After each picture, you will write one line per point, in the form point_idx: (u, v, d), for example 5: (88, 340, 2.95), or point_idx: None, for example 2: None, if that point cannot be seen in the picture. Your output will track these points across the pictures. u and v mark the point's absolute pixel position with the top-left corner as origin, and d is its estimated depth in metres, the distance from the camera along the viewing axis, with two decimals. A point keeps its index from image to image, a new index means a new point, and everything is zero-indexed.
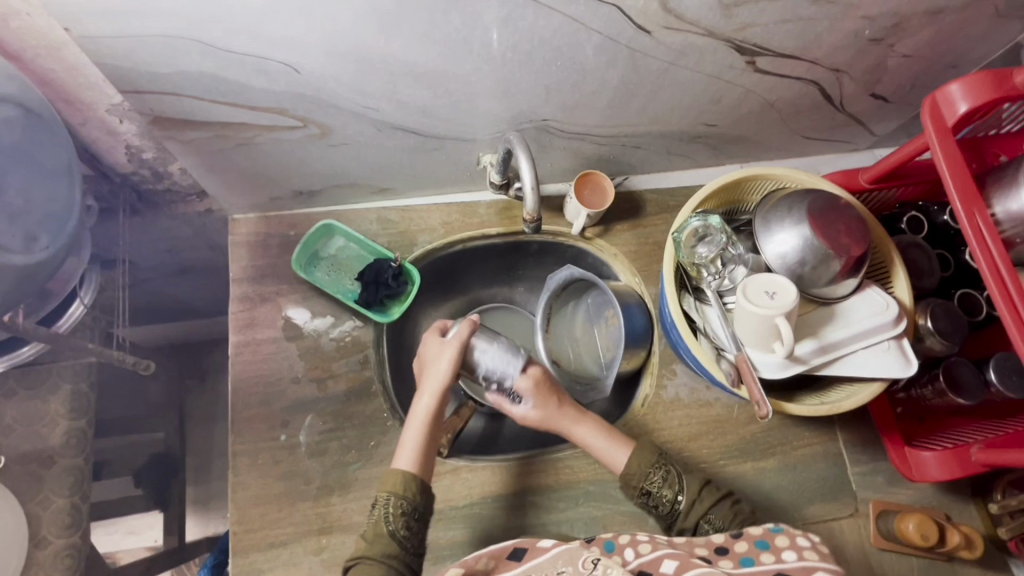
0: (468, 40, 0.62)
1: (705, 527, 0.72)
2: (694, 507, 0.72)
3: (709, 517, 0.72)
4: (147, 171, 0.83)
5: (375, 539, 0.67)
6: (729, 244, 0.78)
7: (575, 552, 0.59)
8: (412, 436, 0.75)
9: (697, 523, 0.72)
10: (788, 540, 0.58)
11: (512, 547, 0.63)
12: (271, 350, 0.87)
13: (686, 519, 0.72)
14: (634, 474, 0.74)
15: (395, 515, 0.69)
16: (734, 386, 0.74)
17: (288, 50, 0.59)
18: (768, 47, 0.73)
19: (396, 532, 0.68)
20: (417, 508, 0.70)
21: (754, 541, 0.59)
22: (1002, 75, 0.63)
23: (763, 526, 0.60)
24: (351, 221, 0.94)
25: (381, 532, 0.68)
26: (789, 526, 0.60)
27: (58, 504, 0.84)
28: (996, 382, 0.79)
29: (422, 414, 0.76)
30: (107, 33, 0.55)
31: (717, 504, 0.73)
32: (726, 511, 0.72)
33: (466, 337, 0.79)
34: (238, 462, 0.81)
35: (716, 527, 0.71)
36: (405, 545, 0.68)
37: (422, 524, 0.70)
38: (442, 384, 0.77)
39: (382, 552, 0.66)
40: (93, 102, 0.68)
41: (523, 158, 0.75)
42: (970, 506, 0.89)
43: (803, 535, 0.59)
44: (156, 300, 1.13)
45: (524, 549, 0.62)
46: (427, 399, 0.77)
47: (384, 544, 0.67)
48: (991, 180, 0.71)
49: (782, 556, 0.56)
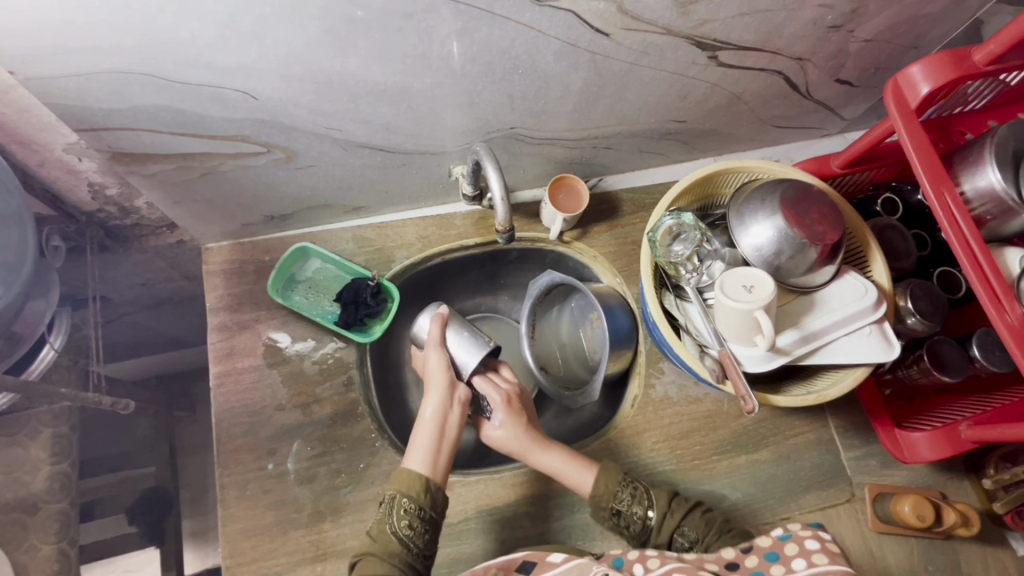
0: (425, 54, 0.62)
1: (680, 541, 0.72)
2: (664, 523, 0.72)
3: (682, 531, 0.72)
4: (113, 208, 0.82)
5: (378, 536, 0.67)
6: (704, 239, 0.77)
7: (585, 565, 0.59)
8: (423, 436, 0.74)
9: (670, 537, 0.72)
10: (797, 546, 0.57)
11: (521, 560, 0.63)
12: (253, 378, 0.85)
13: (660, 535, 0.72)
14: (603, 495, 0.74)
15: (400, 513, 0.68)
16: (719, 382, 0.73)
17: (244, 77, 0.59)
18: (728, 41, 0.73)
19: (399, 531, 0.67)
20: (423, 507, 0.69)
21: (764, 554, 0.58)
22: (961, 54, 0.64)
23: (772, 535, 0.59)
24: (327, 242, 0.93)
25: (384, 530, 0.67)
26: (797, 528, 0.59)
27: (46, 551, 0.83)
28: (980, 357, 0.80)
29: (431, 415, 0.75)
30: (52, 73, 0.54)
31: (688, 514, 0.73)
32: (699, 521, 0.73)
33: (439, 336, 0.80)
34: (226, 496, 0.80)
35: (691, 540, 0.71)
36: (409, 546, 0.67)
37: (430, 526, 0.69)
38: (444, 381, 0.78)
39: (384, 550, 0.66)
40: (49, 143, 0.66)
41: (490, 168, 0.74)
42: (965, 482, 0.90)
43: (814, 535, 0.58)
44: (131, 334, 1.11)
45: (534, 561, 0.63)
46: (433, 400, 0.76)
47: (386, 542, 0.66)
48: (958, 159, 0.71)
49: (793, 566, 0.55)
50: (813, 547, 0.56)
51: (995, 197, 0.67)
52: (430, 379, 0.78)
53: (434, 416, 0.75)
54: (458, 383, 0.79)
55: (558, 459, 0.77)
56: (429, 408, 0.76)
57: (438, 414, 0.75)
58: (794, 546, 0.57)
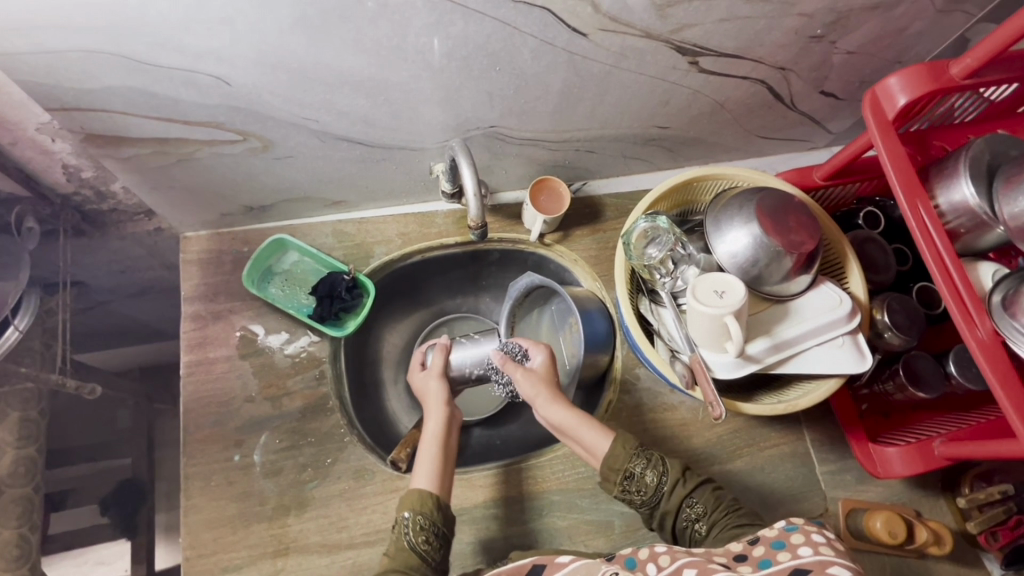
0: (400, 47, 0.62)
1: (686, 513, 0.68)
2: (674, 491, 0.69)
3: (690, 503, 0.69)
4: (89, 191, 0.81)
5: (397, 553, 0.66)
6: (678, 244, 0.77)
7: (593, 566, 0.55)
8: (427, 457, 0.74)
9: (679, 506, 0.69)
10: (804, 536, 0.53)
11: (530, 563, 0.61)
12: (224, 369, 0.85)
13: (669, 503, 0.69)
14: (617, 456, 0.71)
15: (415, 530, 0.67)
16: (688, 388, 0.72)
17: (216, 62, 0.59)
18: (708, 47, 0.73)
19: (417, 546, 0.66)
20: (437, 521, 0.68)
21: (771, 543, 0.55)
22: (938, 67, 0.64)
23: (778, 525, 0.56)
24: (306, 235, 0.93)
25: (402, 547, 0.66)
26: (803, 521, 0.55)
27: (6, 535, 0.82)
28: (956, 374, 0.80)
29: (433, 437, 0.76)
30: (21, 49, 0.53)
31: (699, 487, 0.70)
32: (709, 496, 0.69)
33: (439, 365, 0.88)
34: (189, 486, 0.79)
35: (697, 514, 0.68)
36: (426, 560, 0.66)
37: (443, 540, 0.68)
38: (442, 407, 0.81)
39: (404, 565, 0.64)
40: (22, 122, 0.66)
41: (465, 165, 0.74)
42: (941, 501, 0.88)
43: (820, 531, 0.54)
44: (107, 322, 1.10)
45: (543, 564, 0.60)
46: (434, 422, 0.78)
47: (405, 557, 0.65)
48: (934, 172, 0.71)
49: (798, 553, 0.51)
50: (819, 539, 0.52)
51: (969, 210, 0.66)
52: (428, 406, 0.81)
53: (438, 436, 0.76)
54: (454, 407, 0.82)
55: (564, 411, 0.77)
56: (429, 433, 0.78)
57: (440, 433, 0.77)
58: (800, 537, 0.53)
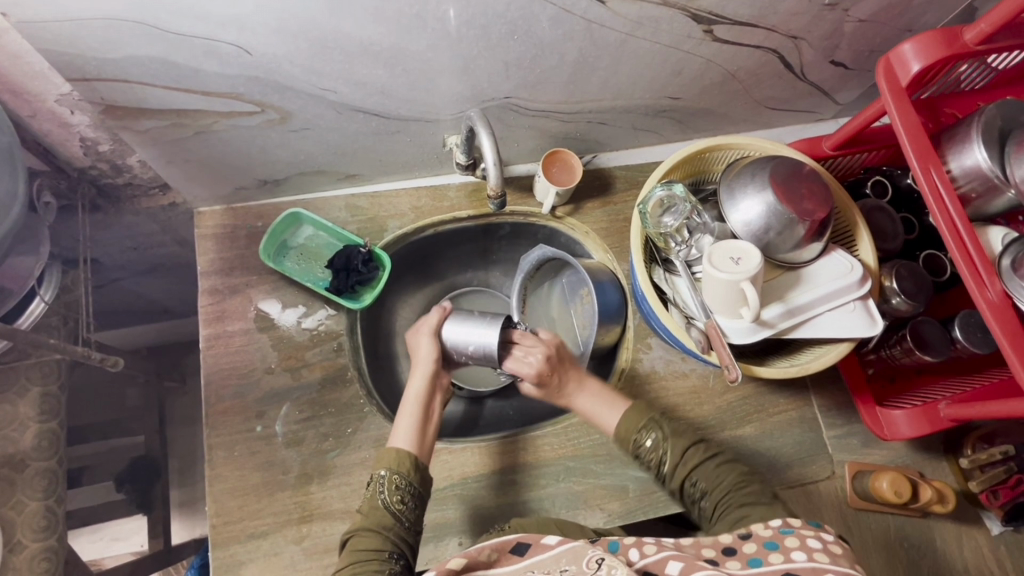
0: (420, 15, 0.62)
1: (690, 490, 0.71)
2: (676, 470, 0.71)
3: (693, 480, 0.71)
4: (105, 164, 0.81)
5: (371, 512, 0.67)
6: (694, 212, 0.78)
7: (579, 550, 0.53)
8: (407, 419, 0.75)
9: (682, 485, 0.71)
10: (798, 540, 0.53)
11: (515, 541, 0.58)
12: (243, 341, 0.86)
13: (673, 480, 0.72)
14: (622, 436, 0.74)
15: (391, 490, 0.69)
16: (704, 353, 0.74)
17: (237, 31, 0.59)
18: (723, 15, 0.73)
19: (391, 505, 0.68)
20: (413, 483, 0.70)
21: (765, 542, 0.54)
22: (952, 33, 0.64)
23: (773, 526, 0.56)
24: (320, 209, 0.93)
25: (376, 505, 0.68)
26: (799, 523, 0.55)
27: (32, 507, 0.84)
28: (961, 338, 0.81)
29: (415, 396, 0.77)
30: (43, 17, 0.53)
31: (703, 464, 0.71)
32: (711, 474, 0.70)
33: (436, 324, 0.81)
34: (214, 456, 0.81)
35: (701, 491, 0.70)
36: (400, 520, 0.68)
37: (418, 500, 0.70)
38: (430, 365, 0.79)
39: (377, 524, 0.66)
40: (42, 92, 0.66)
41: (483, 134, 0.74)
42: (944, 462, 0.91)
43: (816, 534, 0.54)
44: (118, 299, 1.11)
45: (527, 544, 0.57)
46: (417, 381, 0.78)
47: (380, 516, 0.67)
48: (945, 137, 0.72)
49: (791, 556, 0.51)
50: (813, 544, 0.52)
51: (980, 174, 0.67)
52: (416, 361, 0.80)
53: (420, 398, 0.76)
54: (442, 367, 0.81)
55: (591, 397, 0.78)
56: (412, 392, 0.77)
57: (423, 393, 0.77)
58: (794, 540, 0.53)
